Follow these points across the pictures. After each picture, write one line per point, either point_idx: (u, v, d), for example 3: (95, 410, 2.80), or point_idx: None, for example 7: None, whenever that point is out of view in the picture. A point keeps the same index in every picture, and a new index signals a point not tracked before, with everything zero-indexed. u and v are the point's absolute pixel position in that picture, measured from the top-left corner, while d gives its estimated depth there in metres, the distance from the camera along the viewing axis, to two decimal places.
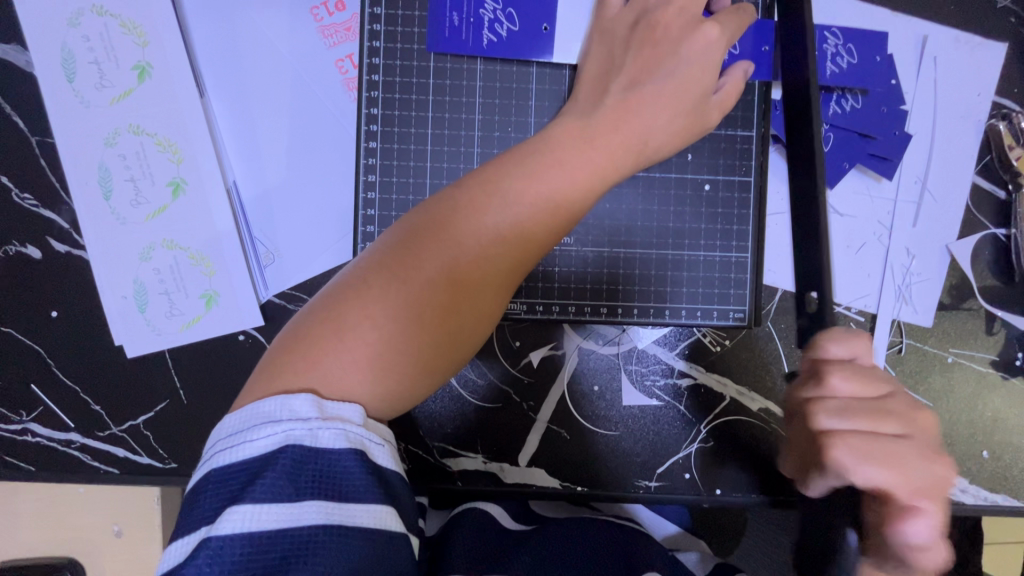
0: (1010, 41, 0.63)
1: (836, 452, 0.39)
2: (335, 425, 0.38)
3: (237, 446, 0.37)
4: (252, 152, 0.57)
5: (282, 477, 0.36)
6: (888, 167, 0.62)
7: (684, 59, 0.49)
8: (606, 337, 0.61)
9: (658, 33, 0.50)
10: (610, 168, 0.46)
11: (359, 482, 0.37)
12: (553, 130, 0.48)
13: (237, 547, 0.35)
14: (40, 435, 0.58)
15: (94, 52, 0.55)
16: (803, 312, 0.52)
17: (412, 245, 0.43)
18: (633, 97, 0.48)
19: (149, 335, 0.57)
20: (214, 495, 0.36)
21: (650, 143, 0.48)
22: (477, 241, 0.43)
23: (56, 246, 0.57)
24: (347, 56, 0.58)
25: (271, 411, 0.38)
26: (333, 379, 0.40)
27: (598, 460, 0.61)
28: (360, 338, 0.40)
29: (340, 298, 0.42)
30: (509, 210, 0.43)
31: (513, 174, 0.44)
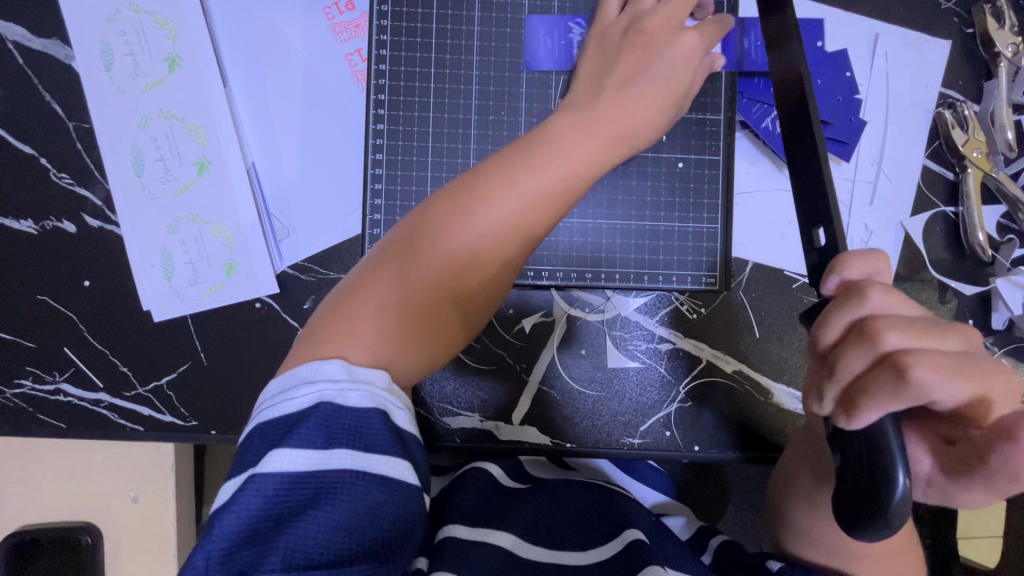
0: (954, 38, 0.70)
1: (919, 372, 0.36)
2: (361, 387, 0.43)
3: (283, 401, 0.43)
4: (270, 136, 0.63)
5: (316, 428, 0.41)
6: (845, 150, 0.68)
7: (666, 58, 0.56)
8: (592, 304, 0.67)
9: (644, 36, 0.57)
10: (604, 156, 0.53)
11: (382, 437, 0.42)
12: (552, 123, 0.54)
13: (277, 483, 0.40)
14: (71, 394, 0.63)
15: (129, 44, 0.62)
16: (810, 250, 0.48)
17: (427, 232, 0.49)
18: (626, 92, 0.55)
19: (175, 301, 0.62)
20: (261, 442, 0.42)
21: (642, 130, 0.55)
22: (484, 227, 0.49)
23: (90, 221, 0.63)
24: (356, 50, 0.65)
25: (306, 374, 0.43)
26: (365, 343, 0.46)
27: (585, 419, 0.67)
28: (383, 316, 0.47)
29: (363, 282, 0.48)
30: (521, 199, 0.49)
31: (520, 164, 0.50)
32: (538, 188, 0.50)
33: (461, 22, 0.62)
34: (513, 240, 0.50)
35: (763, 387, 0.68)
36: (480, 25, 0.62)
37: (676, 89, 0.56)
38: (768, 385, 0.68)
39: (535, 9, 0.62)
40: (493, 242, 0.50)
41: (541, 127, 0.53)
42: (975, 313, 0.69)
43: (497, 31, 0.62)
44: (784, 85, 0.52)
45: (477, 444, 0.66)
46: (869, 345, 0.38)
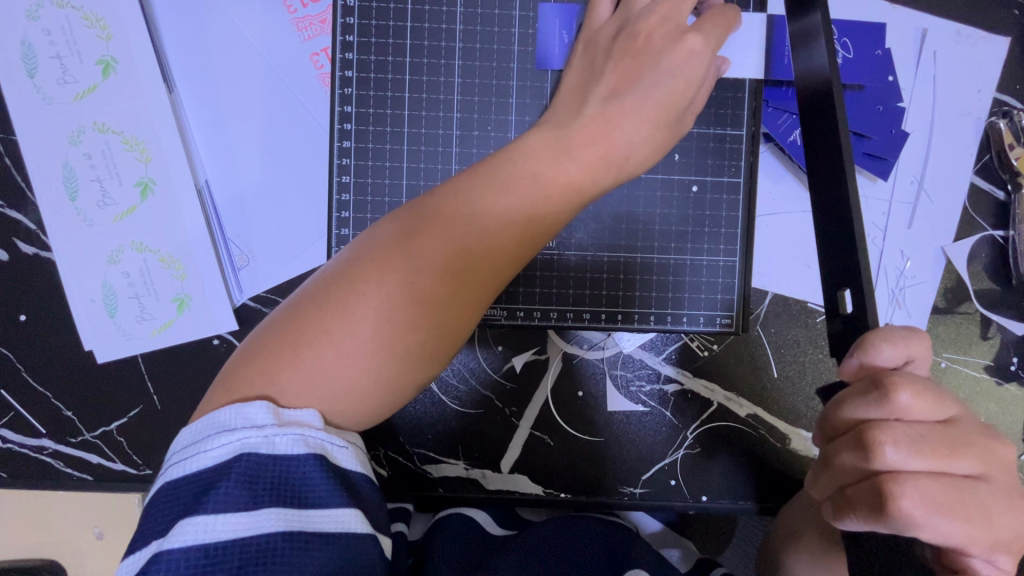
0: (1013, 35, 0.60)
1: (906, 504, 0.33)
2: (291, 431, 0.37)
3: (193, 457, 0.37)
4: (223, 152, 0.55)
5: (238, 486, 0.35)
6: (884, 167, 0.60)
7: (666, 70, 0.45)
8: (591, 341, 0.60)
9: (639, 42, 0.47)
10: (588, 183, 0.44)
11: (320, 487, 0.37)
12: (527, 140, 0.45)
13: (191, 558, 0.34)
14: (12, 441, 0.57)
15: (55, 46, 0.53)
16: (834, 314, 0.43)
17: (378, 256, 0.41)
18: (614, 107, 0.45)
19: (121, 340, 0.56)
20: (169, 508, 0.36)
21: (632, 158, 0.45)
22: (443, 253, 0.41)
23: (23, 247, 0.55)
24: (321, 50, 0.56)
25: (224, 420, 0.37)
26: (293, 392, 0.39)
27: (583, 467, 0.60)
28: (320, 355, 0.39)
29: (302, 311, 0.40)
30: (481, 228, 0.42)
31: (483, 187, 0.43)
32: (500, 219, 0.42)
33: (440, 20, 0.53)
34: (468, 279, 0.42)
35: (780, 433, 0.61)
36: (464, 24, 0.53)
37: (669, 112, 0.46)
38: (786, 431, 0.61)
39: (528, 3, 0.53)
40: (442, 281, 0.41)
41: (513, 144, 0.46)
42: (1021, 351, 0.61)
43: (483, 31, 0.53)
44: (823, 104, 0.44)
45: (461, 493, 0.60)
46: (861, 455, 0.35)
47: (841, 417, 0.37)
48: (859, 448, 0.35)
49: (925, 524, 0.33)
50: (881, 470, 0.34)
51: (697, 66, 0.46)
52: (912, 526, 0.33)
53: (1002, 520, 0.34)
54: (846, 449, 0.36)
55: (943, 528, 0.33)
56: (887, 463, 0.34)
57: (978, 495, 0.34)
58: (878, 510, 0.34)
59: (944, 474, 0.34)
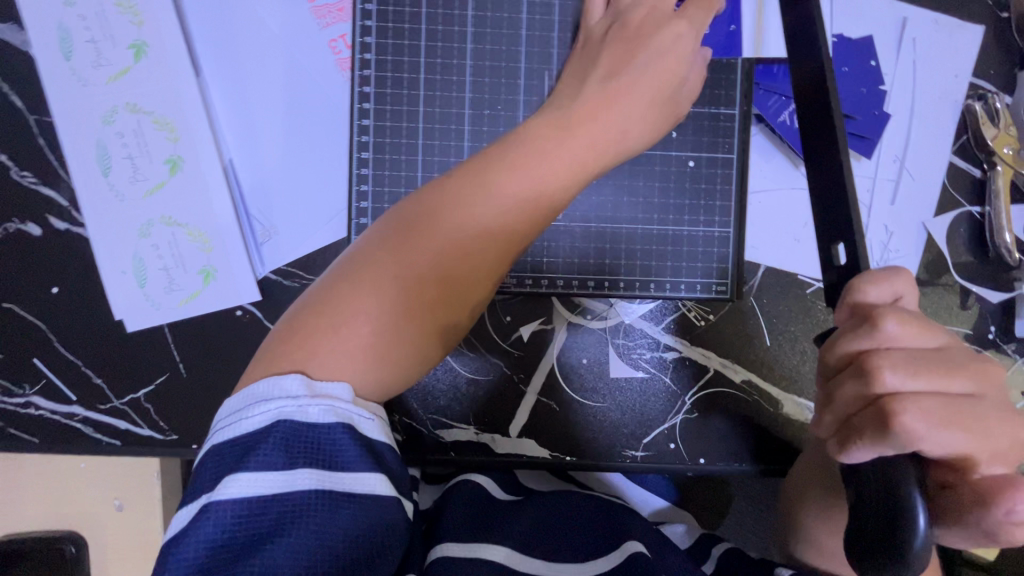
0: (987, 23, 0.65)
1: (907, 420, 0.36)
2: (323, 402, 0.40)
3: (235, 422, 0.40)
4: (248, 132, 0.59)
5: (277, 448, 0.39)
6: (867, 146, 0.64)
7: (658, 52, 0.50)
8: (594, 312, 0.63)
9: (632, 29, 0.52)
10: (592, 160, 0.47)
11: (350, 453, 0.40)
12: (531, 124, 0.49)
13: (236, 511, 0.38)
14: (43, 408, 0.59)
15: (90, 30, 0.56)
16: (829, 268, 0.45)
17: (404, 239, 0.45)
18: (612, 87, 0.49)
19: (150, 310, 0.59)
20: (213, 467, 0.39)
21: (629, 133, 0.49)
22: (464, 233, 0.45)
23: (56, 223, 0.58)
24: (340, 37, 0.59)
25: (263, 390, 0.40)
26: (329, 367, 0.42)
27: (587, 431, 0.64)
28: (353, 330, 0.42)
29: (332, 293, 0.44)
30: (495, 209, 0.45)
31: (496, 170, 0.46)
32: (511, 199, 0.45)
33: (453, 6, 0.57)
34: (483, 254, 0.46)
35: (773, 398, 0.64)
36: (475, 10, 0.57)
37: (662, 90, 0.50)
38: (778, 396, 0.64)
39: None
40: (457, 256, 0.45)
41: (519, 130, 0.49)
42: (998, 320, 0.65)
43: (493, 17, 0.57)
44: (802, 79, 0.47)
45: (472, 457, 0.63)
46: (864, 382, 0.38)
47: (838, 352, 0.40)
48: (860, 377, 0.39)
49: (926, 438, 0.36)
50: (883, 394, 0.38)
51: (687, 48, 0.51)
52: (915, 441, 0.36)
53: (997, 432, 0.38)
54: (848, 380, 0.39)
55: (943, 440, 0.36)
56: (886, 386, 0.38)
57: (977, 411, 0.37)
58: (882, 431, 0.37)
59: (943, 393, 0.38)
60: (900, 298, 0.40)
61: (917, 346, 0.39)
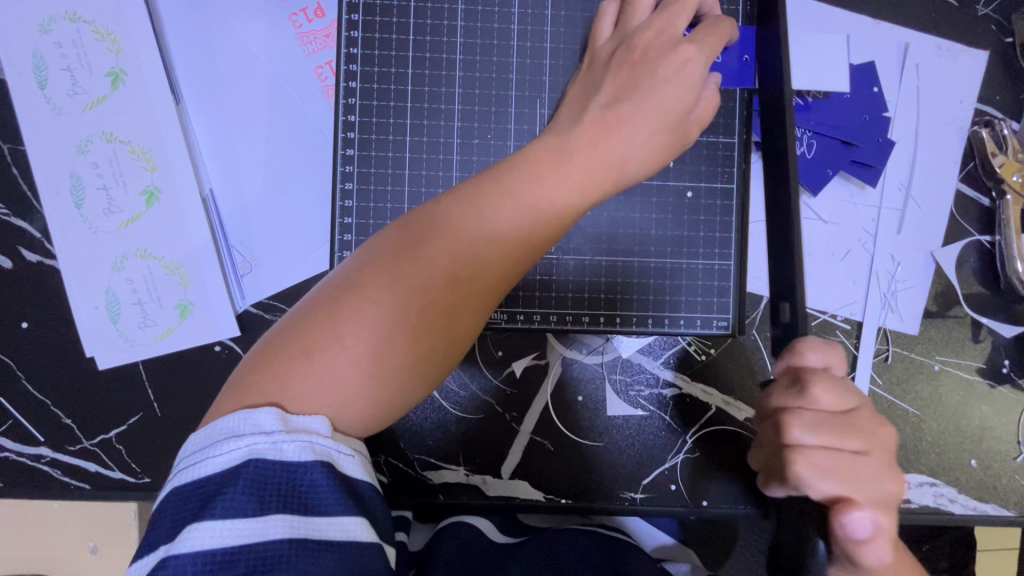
0: (992, 49, 0.63)
1: (800, 470, 0.39)
2: (300, 438, 0.37)
3: (201, 463, 0.37)
4: (229, 162, 0.57)
5: (246, 492, 0.36)
6: (872, 174, 0.62)
7: (661, 80, 0.47)
8: (590, 346, 0.61)
9: (636, 55, 0.49)
10: (591, 192, 0.45)
11: (326, 495, 0.37)
12: (530, 148, 0.46)
13: (199, 563, 0.34)
14: (9, 449, 0.56)
15: (66, 58, 0.55)
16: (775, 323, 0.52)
17: (390, 264, 0.42)
18: (613, 114, 0.46)
19: (123, 346, 0.56)
20: (177, 513, 0.36)
21: (629, 162, 0.46)
22: (452, 259, 0.42)
23: (27, 255, 0.56)
24: (326, 64, 0.58)
25: (232, 427, 0.37)
26: (306, 398, 0.39)
27: (582, 473, 0.60)
28: (332, 360, 0.40)
29: (313, 318, 0.41)
30: (487, 235, 0.43)
31: (490, 193, 0.44)
32: (505, 226, 0.43)
33: (442, 33, 0.55)
34: (474, 284, 0.43)
35: None
36: (464, 37, 0.55)
37: (668, 118, 0.47)
38: None
39: (526, 18, 0.55)
40: (447, 285, 0.42)
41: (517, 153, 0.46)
42: (1012, 354, 0.62)
43: (483, 43, 0.55)
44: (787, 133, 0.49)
45: (462, 499, 0.60)
46: (776, 433, 0.41)
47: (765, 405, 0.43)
48: (776, 429, 0.42)
49: (813, 488, 0.39)
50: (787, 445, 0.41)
51: (696, 76, 0.48)
52: (803, 488, 0.39)
53: (881, 492, 0.39)
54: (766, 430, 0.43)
55: (827, 492, 0.39)
56: (793, 441, 0.40)
57: (864, 470, 0.39)
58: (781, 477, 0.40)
59: (839, 449, 0.39)
60: (833, 368, 0.42)
61: (838, 409, 0.40)
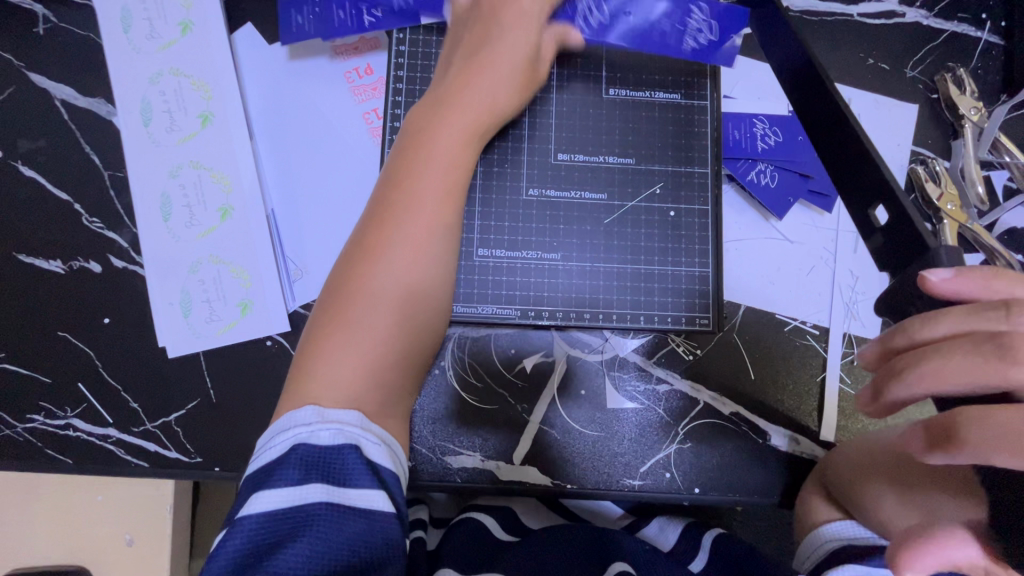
0: (920, 103, 0.76)
1: None
2: (332, 425, 0.46)
3: (262, 454, 0.46)
4: (290, 186, 0.68)
5: (291, 468, 0.44)
6: (828, 202, 0.72)
7: (492, 43, 0.61)
8: (591, 345, 0.69)
9: (485, 11, 0.63)
10: (476, 125, 0.60)
11: (354, 470, 0.45)
12: (418, 115, 0.60)
13: (258, 525, 0.42)
14: (80, 429, 0.64)
15: (167, 102, 0.68)
16: (873, 231, 0.51)
17: (357, 263, 0.53)
18: (473, 68, 0.60)
19: (190, 338, 0.65)
20: (244, 492, 0.45)
21: (501, 91, 0.61)
22: (410, 244, 0.54)
23: (115, 261, 0.67)
24: (373, 110, 0.71)
25: (282, 423, 0.47)
26: (330, 381, 0.49)
27: (586, 461, 0.67)
28: (341, 361, 0.50)
29: (315, 337, 0.51)
30: (408, 211, 0.55)
31: (412, 158, 0.57)
32: (421, 203, 0.55)
33: None
34: (424, 241, 0.55)
35: (761, 428, 0.69)
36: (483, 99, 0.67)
37: (493, 106, 0.61)
38: (766, 426, 0.69)
39: None
40: (393, 256, 0.53)
41: (408, 123, 0.60)
42: None
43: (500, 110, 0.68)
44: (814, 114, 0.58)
45: (478, 484, 0.66)
46: None
47: None
48: None
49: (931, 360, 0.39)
50: None
51: (524, 20, 0.62)
52: None
53: None
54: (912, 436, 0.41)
55: None
56: None
57: None
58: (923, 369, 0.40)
59: None
60: None
61: None
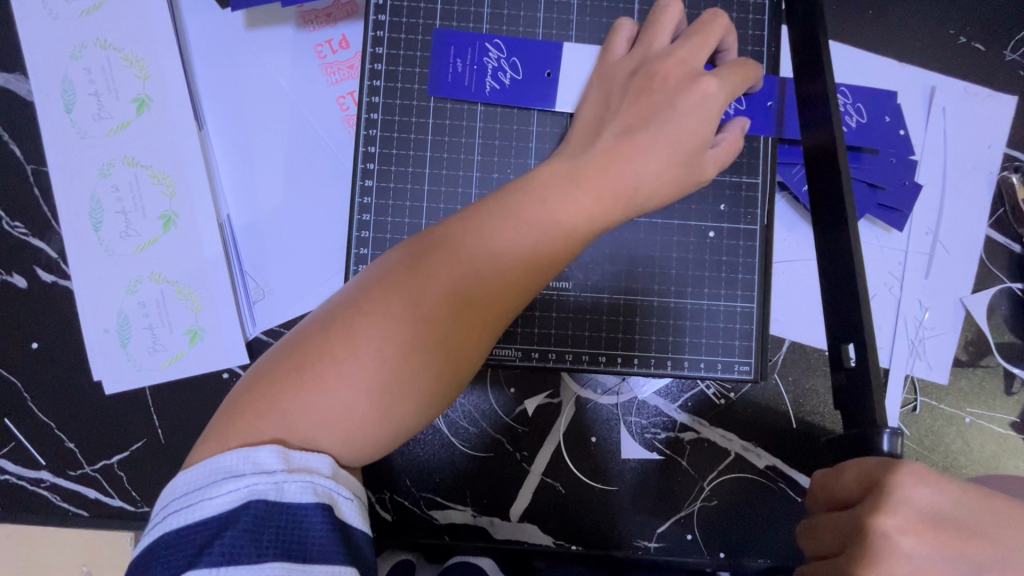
0: (1020, 94, 0.62)
1: None
2: (302, 478, 0.36)
3: (196, 505, 0.35)
4: (247, 187, 0.57)
5: (244, 536, 0.34)
6: (898, 218, 0.60)
7: (680, 111, 0.45)
8: (605, 385, 0.59)
9: (655, 83, 0.47)
10: (601, 213, 0.43)
11: (324, 542, 0.35)
12: (539, 173, 0.45)
13: None
14: (10, 472, 0.55)
15: (94, 83, 0.56)
16: (837, 368, 0.44)
17: (373, 298, 0.40)
18: (626, 144, 0.45)
19: (130, 371, 0.55)
20: (170, 559, 0.34)
21: (642, 190, 0.45)
22: (449, 308, 0.40)
23: (43, 275, 0.56)
24: (348, 94, 0.58)
25: (233, 465, 0.36)
26: (295, 420, 0.37)
27: (595, 519, 0.58)
28: (308, 410, 0.37)
29: (289, 362, 0.39)
30: (461, 273, 0.40)
31: (499, 217, 0.42)
32: (483, 272, 0.41)
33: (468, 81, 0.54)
34: (478, 323, 0.41)
35: (801, 487, 0.58)
36: (484, 120, 0.54)
37: (625, 191, 0.44)
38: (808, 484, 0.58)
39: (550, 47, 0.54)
40: (423, 315, 0.39)
41: (525, 176, 0.45)
42: None
43: (502, 129, 0.54)
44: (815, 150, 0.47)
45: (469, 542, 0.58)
46: None
47: None
48: None
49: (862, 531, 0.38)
50: None
51: (709, 109, 0.46)
52: None
53: None
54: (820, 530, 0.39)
55: None
56: None
57: None
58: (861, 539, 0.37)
59: None
60: None
61: None
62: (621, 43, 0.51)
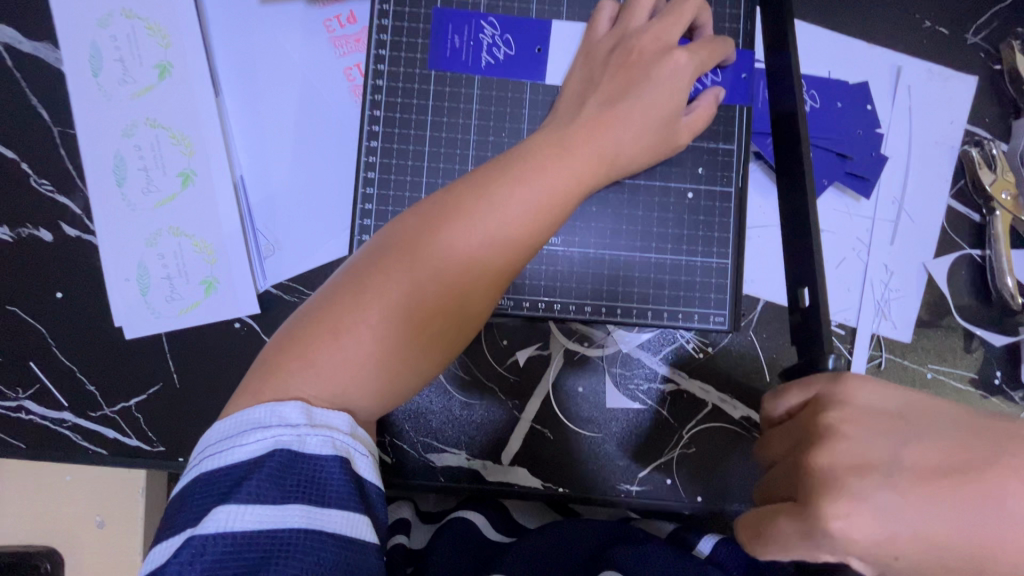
0: (981, 75, 0.66)
1: None
2: (323, 433, 0.39)
3: (227, 451, 0.38)
4: (260, 151, 0.61)
5: (268, 480, 0.37)
6: (865, 186, 0.65)
7: (654, 81, 0.50)
8: (592, 338, 0.63)
9: (633, 56, 0.51)
10: (588, 176, 0.48)
11: (340, 491, 0.38)
12: (529, 143, 0.49)
13: (218, 546, 0.36)
14: (34, 413, 0.59)
15: (119, 50, 0.60)
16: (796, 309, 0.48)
17: (383, 262, 0.44)
18: (608, 113, 0.49)
19: (149, 319, 0.59)
20: (204, 496, 0.37)
21: (622, 156, 0.50)
22: (455, 265, 0.44)
23: (67, 230, 0.60)
24: (355, 65, 0.62)
25: (260, 417, 0.39)
26: (319, 373, 0.41)
27: (581, 463, 0.62)
28: (331, 361, 0.41)
29: (309, 323, 0.43)
30: (466, 233, 0.44)
31: (498, 184, 0.45)
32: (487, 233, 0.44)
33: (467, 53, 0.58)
34: (484, 277, 0.45)
35: None
36: (481, 88, 0.58)
37: (608, 157, 0.49)
38: None
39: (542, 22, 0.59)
40: (429, 270, 0.43)
41: (516, 147, 0.49)
42: (1004, 365, 0.64)
43: (498, 95, 0.58)
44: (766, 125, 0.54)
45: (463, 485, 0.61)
46: None
47: None
48: None
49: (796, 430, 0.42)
50: None
51: (681, 78, 0.51)
52: None
53: None
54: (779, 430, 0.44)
55: None
56: None
57: None
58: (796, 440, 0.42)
59: None
60: None
61: None
62: (603, 20, 0.55)
